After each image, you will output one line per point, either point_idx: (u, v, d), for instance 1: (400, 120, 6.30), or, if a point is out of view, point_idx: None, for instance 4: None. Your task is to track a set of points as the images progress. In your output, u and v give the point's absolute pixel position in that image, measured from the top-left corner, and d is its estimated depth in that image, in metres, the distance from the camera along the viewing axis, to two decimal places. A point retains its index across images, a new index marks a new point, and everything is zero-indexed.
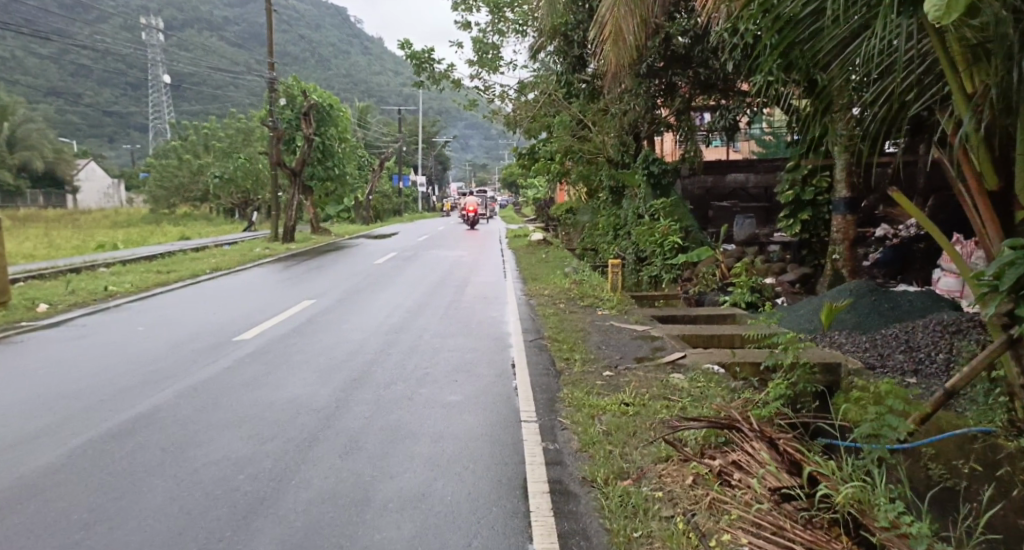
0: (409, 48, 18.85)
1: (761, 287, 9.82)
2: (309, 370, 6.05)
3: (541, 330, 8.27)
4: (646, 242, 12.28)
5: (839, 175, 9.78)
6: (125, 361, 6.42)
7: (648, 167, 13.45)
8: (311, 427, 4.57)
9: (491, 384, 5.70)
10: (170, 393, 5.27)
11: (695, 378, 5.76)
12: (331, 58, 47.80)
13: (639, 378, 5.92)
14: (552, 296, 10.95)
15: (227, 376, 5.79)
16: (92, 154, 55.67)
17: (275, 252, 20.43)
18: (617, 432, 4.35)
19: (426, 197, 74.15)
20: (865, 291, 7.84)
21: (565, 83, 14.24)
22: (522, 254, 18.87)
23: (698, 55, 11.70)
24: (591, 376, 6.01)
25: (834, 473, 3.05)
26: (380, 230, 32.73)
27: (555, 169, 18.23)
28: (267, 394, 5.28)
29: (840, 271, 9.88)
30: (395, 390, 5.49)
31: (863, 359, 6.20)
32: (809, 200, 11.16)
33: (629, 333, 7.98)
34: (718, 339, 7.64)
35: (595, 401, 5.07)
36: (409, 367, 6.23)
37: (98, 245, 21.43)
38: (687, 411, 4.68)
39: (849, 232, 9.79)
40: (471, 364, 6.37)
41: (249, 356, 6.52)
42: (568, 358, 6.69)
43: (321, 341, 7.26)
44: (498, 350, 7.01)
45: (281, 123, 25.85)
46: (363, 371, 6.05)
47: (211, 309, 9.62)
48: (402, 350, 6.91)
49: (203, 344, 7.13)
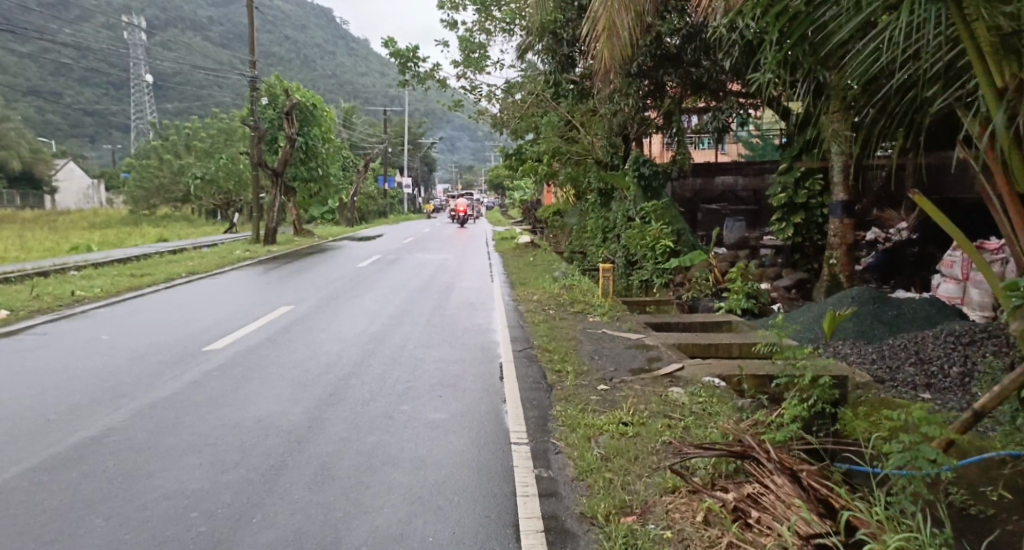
0: (394, 47, 18.42)
1: (757, 292, 9.50)
2: (280, 385, 5.62)
3: (529, 338, 7.87)
4: (637, 245, 11.96)
5: (836, 177, 9.45)
6: (82, 374, 5.95)
7: (638, 169, 13.00)
8: (279, 452, 4.16)
9: (478, 401, 5.30)
10: (127, 412, 4.84)
11: (696, 393, 5.37)
12: (316, 58, 47.21)
13: (636, 393, 5.53)
14: (541, 301, 10.55)
15: (190, 392, 5.35)
16: (72, 153, 54.51)
17: (256, 255, 19.86)
18: (617, 458, 3.96)
19: (412, 199, 73.73)
20: (867, 298, 7.51)
21: (552, 83, 13.87)
22: (509, 257, 18.46)
23: (690, 56, 11.34)
24: (585, 391, 5.63)
25: (875, 519, 2.74)
26: (364, 232, 32.28)
27: (542, 170, 17.87)
28: (233, 414, 4.85)
29: (837, 277, 9.56)
30: (373, 407, 5.08)
31: (871, 371, 5.86)
32: (802, 202, 10.81)
33: (622, 342, 7.60)
34: (715, 349, 7.28)
35: (591, 421, 4.67)
36: (389, 381, 5.81)
37: (70, 247, 20.73)
38: (691, 433, 4.31)
39: (846, 236, 9.47)
40: (456, 377, 5.97)
41: (218, 369, 6.08)
42: (560, 371, 6.30)
43: (296, 352, 6.83)
44: (485, 362, 6.61)
45: (263, 123, 25.34)
46: (340, 386, 5.62)
47: (182, 316, 9.13)
48: (381, 362, 6.49)
49: (169, 355, 6.68)
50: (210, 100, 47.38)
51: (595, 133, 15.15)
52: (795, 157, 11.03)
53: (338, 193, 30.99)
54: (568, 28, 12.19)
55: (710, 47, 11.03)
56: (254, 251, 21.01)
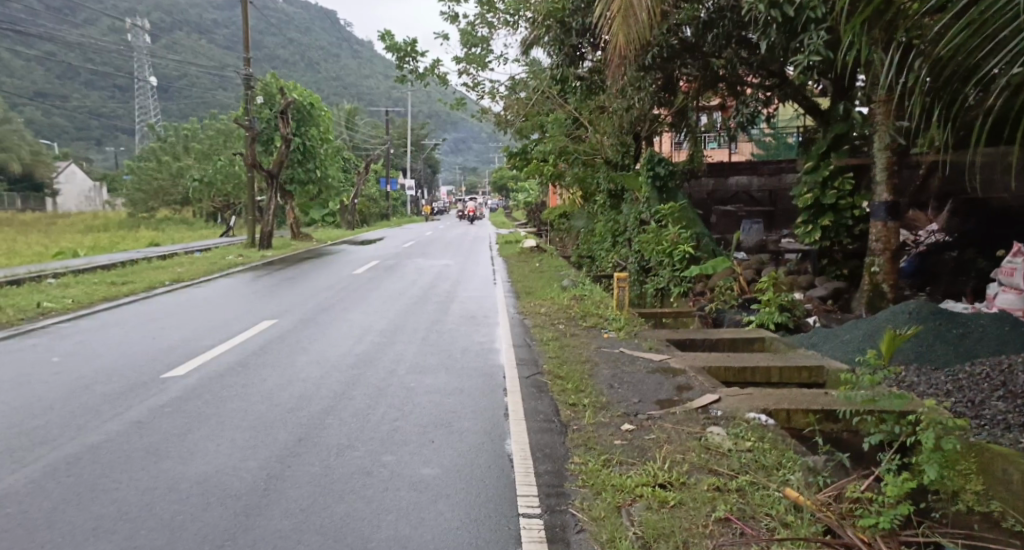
0: (390, 40, 17.44)
1: (791, 304, 8.54)
2: (241, 426, 4.68)
3: (538, 361, 6.89)
4: (653, 251, 11.00)
5: (878, 175, 8.34)
6: (9, 409, 5.03)
7: (653, 168, 12.01)
8: (217, 532, 3.21)
9: (477, 450, 4.33)
10: (41, 469, 3.91)
11: (742, 437, 4.45)
12: (319, 60, 46.47)
13: (669, 437, 4.57)
14: (549, 314, 9.58)
15: (127, 438, 4.41)
16: (75, 156, 53.83)
17: (249, 259, 18.98)
18: (659, 545, 3.00)
19: (414, 201, 72.80)
20: (927, 313, 6.54)
21: (559, 79, 12.71)
22: (514, 262, 17.54)
23: (710, 46, 10.20)
24: (606, 433, 4.67)
25: None
26: (365, 236, 31.30)
27: (547, 171, 16.90)
28: (173, 471, 3.90)
29: (880, 287, 8.47)
30: (350, 460, 4.12)
31: (949, 404, 4.88)
32: (831, 204, 9.74)
33: (644, 366, 6.61)
34: (751, 372, 6.32)
35: (618, 481, 3.71)
36: (373, 420, 4.87)
37: (57, 252, 19.81)
38: (752, 502, 3.37)
39: (891, 240, 8.35)
40: (453, 415, 5.01)
41: (170, 404, 5.14)
42: (575, 405, 5.33)
43: (270, 380, 5.89)
44: (488, 394, 5.64)
45: (259, 123, 24.44)
46: (313, 427, 4.68)
47: (151, 332, 8.20)
48: (366, 394, 5.53)
49: (120, 383, 5.73)
50: (211, 102, 46.57)
51: (603, 131, 14.16)
52: (821, 156, 10.03)
53: (337, 195, 30.05)
54: (578, 17, 11.03)
55: (734, 34, 9.93)
56: (247, 255, 20.04)
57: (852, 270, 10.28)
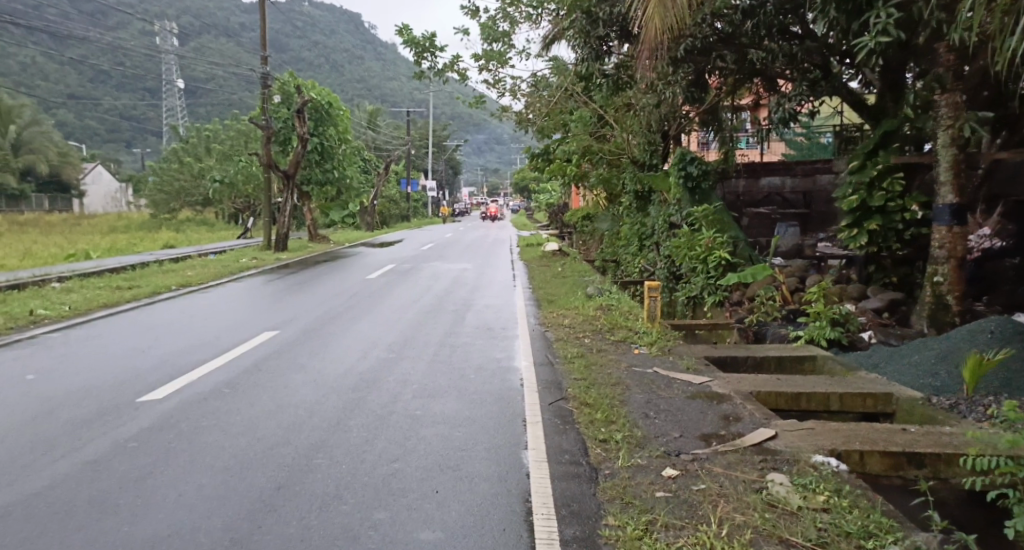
0: (408, 34, 16.72)
1: (844, 318, 7.70)
2: (212, 468, 3.97)
3: (562, 384, 6.10)
4: (685, 256, 10.17)
5: (943, 174, 7.40)
6: None
7: (684, 168, 11.18)
8: None
9: (489, 506, 3.55)
10: None
11: (812, 489, 3.63)
12: (342, 62, 46.20)
13: (722, 487, 3.77)
14: (572, 326, 8.79)
15: (72, 485, 3.71)
16: (102, 156, 54.13)
17: (263, 262, 18.45)
18: None
19: (434, 202, 72.31)
20: (1010, 334, 5.70)
21: (582, 75, 11.84)
22: (535, 266, 16.81)
23: (749, 35, 9.30)
24: (645, 481, 3.88)
25: None
26: (383, 237, 30.65)
27: (570, 171, 16.06)
28: (117, 530, 3.20)
29: (944, 298, 7.49)
30: (334, 517, 3.39)
31: None
32: (881, 206, 8.79)
33: (682, 390, 5.77)
34: (806, 399, 5.46)
35: None
36: (368, 460, 4.14)
37: (71, 254, 19.41)
38: None
39: (957, 247, 7.38)
40: (462, 455, 4.27)
41: (137, 438, 4.46)
42: (606, 441, 4.55)
43: (258, 405, 5.20)
44: (504, 427, 4.86)
45: (276, 123, 23.94)
46: (298, 470, 3.96)
47: (142, 344, 7.56)
48: (364, 425, 4.81)
49: (88, 409, 5.08)
50: (232, 103, 46.43)
51: (630, 130, 13.43)
52: (870, 154, 9.07)
53: (356, 197, 29.50)
54: (605, 6, 10.12)
55: (775, 22, 9.02)
56: (262, 258, 19.56)
57: (901, 278, 9.35)
